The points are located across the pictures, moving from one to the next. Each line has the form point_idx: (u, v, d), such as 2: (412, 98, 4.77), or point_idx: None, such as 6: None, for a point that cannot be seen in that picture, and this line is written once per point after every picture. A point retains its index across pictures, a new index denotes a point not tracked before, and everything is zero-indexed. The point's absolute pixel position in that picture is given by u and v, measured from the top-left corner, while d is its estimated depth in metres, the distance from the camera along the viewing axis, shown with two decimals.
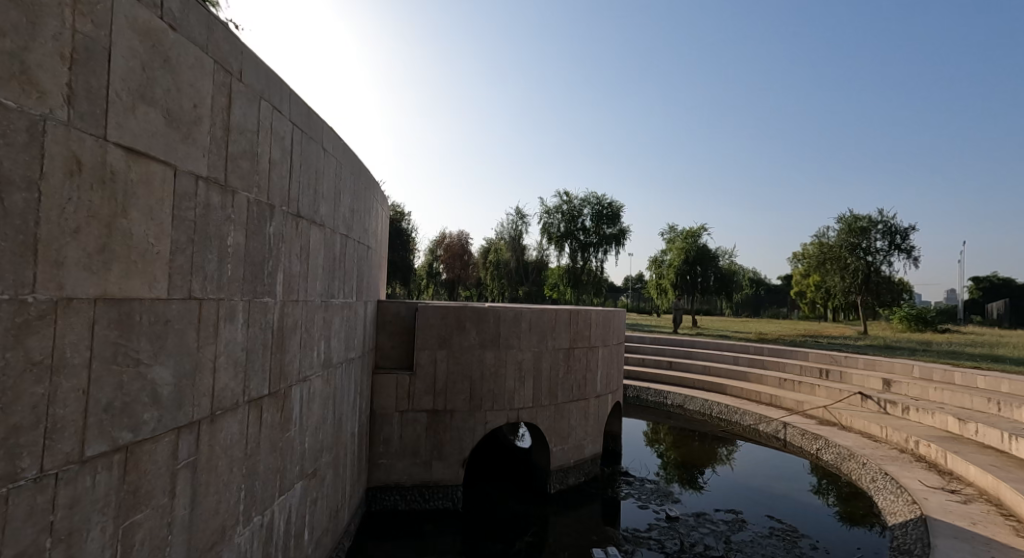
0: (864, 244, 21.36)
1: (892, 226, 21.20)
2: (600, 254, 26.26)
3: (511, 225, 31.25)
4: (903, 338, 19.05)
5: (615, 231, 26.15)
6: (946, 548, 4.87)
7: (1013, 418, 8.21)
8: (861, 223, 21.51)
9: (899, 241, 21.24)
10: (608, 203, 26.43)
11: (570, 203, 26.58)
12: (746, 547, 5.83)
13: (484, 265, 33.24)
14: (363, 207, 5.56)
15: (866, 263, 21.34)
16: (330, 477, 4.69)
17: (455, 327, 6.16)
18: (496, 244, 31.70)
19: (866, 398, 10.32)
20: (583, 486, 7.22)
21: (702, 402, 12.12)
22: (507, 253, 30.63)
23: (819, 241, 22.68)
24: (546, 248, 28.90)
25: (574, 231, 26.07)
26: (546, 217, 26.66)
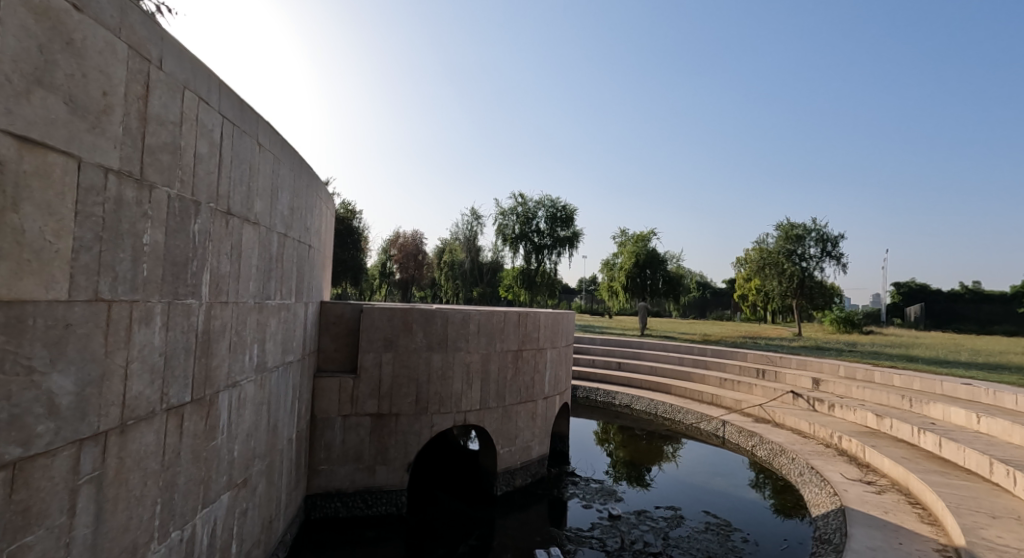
0: (800, 250, 22.65)
1: (825, 234, 22.58)
2: (553, 256, 26.54)
3: (466, 225, 31.10)
4: (834, 339, 20.29)
5: (569, 233, 26.47)
6: (861, 537, 5.20)
7: (924, 414, 8.89)
8: (796, 230, 22.76)
9: (830, 248, 22.65)
10: (563, 205, 26.73)
11: (525, 204, 26.72)
12: (682, 542, 6.02)
13: (439, 265, 32.88)
14: (304, 205, 5.35)
15: (801, 268, 22.61)
16: (263, 485, 4.48)
17: (402, 329, 6.04)
18: (451, 244, 31.47)
19: (796, 396, 10.90)
20: (530, 487, 7.23)
21: (648, 402, 12.45)
22: (462, 254, 30.45)
23: (759, 247, 23.86)
24: (500, 249, 28.96)
25: (529, 233, 26.26)
26: (501, 218, 26.71)
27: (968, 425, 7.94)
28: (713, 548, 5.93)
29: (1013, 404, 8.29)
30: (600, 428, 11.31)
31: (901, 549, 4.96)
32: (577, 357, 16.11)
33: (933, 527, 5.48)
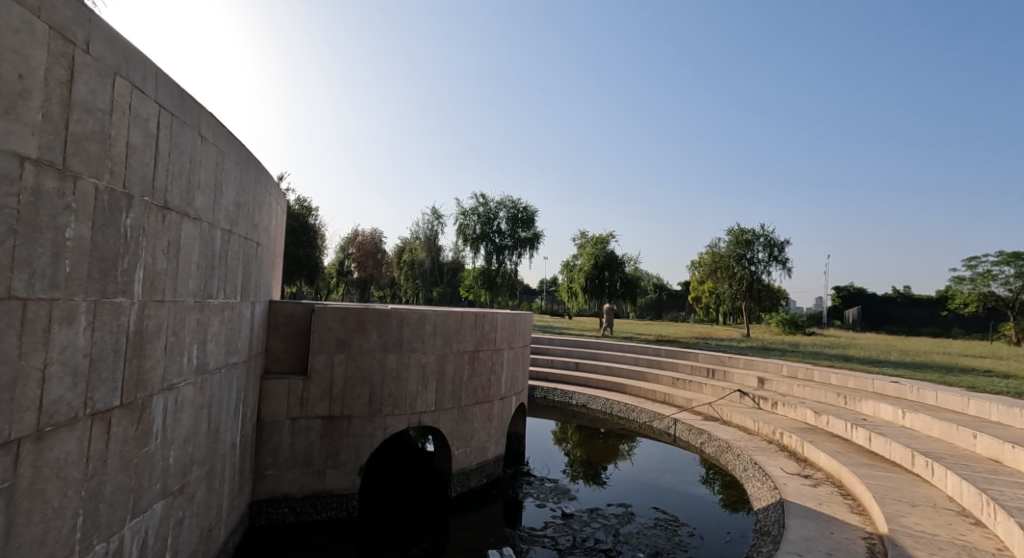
0: (749, 255, 23.57)
1: (772, 240, 23.60)
2: (514, 257, 26.57)
3: (426, 225, 30.77)
4: (779, 340, 21.23)
5: (529, 235, 26.55)
6: (797, 528, 5.45)
7: (857, 411, 9.40)
8: (746, 235, 23.65)
9: (777, 253, 23.67)
10: (523, 206, 26.78)
11: (486, 204, 26.65)
12: (632, 539, 6.14)
13: (398, 265, 32.39)
14: (253, 201, 5.16)
15: (750, 272, 23.55)
16: (202, 492, 4.28)
17: (355, 329, 5.92)
18: (410, 243, 31.05)
19: (743, 394, 11.32)
20: (485, 488, 7.20)
21: (603, 402, 12.65)
22: (422, 253, 30.07)
23: (711, 251, 24.68)
24: (461, 249, 28.76)
25: (489, 233, 26.20)
26: (462, 218, 26.56)
27: (894, 421, 8.46)
28: (661, 543, 6.07)
29: (934, 400, 8.89)
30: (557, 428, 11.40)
31: (832, 538, 5.22)
32: (536, 358, 16.20)
33: (861, 516, 5.81)
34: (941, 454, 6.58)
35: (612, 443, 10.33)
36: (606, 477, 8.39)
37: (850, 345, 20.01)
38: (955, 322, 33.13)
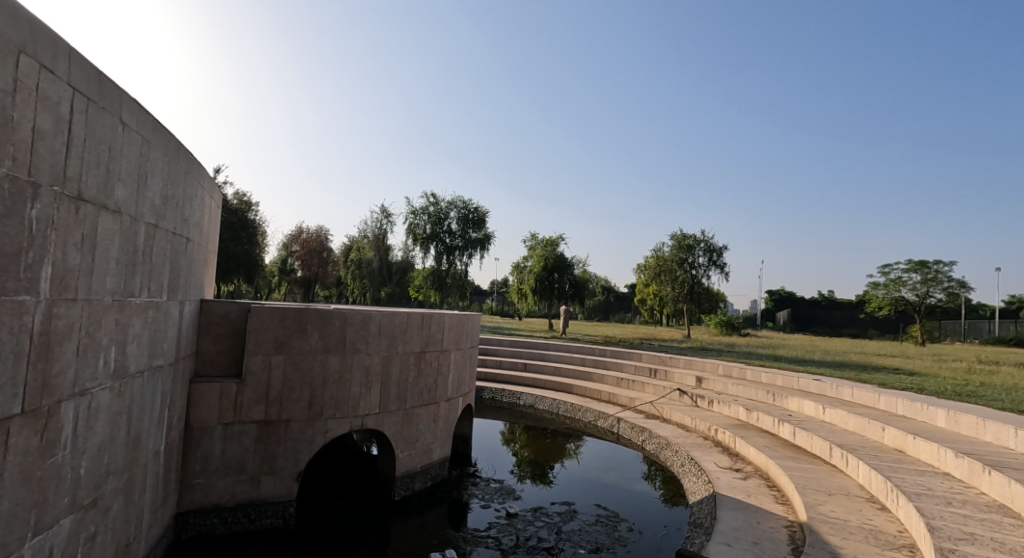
0: (690, 259, 24.50)
1: (711, 245, 24.65)
2: (464, 257, 26.39)
3: (375, 223, 30.09)
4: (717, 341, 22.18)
5: (480, 235, 26.45)
6: (727, 519, 5.71)
7: (784, 407, 9.96)
8: (689, 240, 24.56)
9: (716, 258, 24.72)
10: (474, 207, 26.64)
11: (436, 204, 26.34)
12: (574, 536, 6.23)
13: (345, 264, 31.48)
14: (183, 194, 4.87)
15: (692, 276, 24.46)
16: (119, 505, 4.00)
17: (295, 330, 5.71)
18: (359, 242, 30.29)
19: (682, 393, 11.74)
20: (429, 490, 7.10)
21: (550, 402, 12.76)
22: (370, 253, 29.38)
23: (656, 255, 25.47)
24: (410, 248, 28.30)
25: (440, 233, 25.91)
26: (412, 217, 26.17)
27: (816, 415, 9.02)
28: (601, 538, 6.20)
29: (851, 397, 9.54)
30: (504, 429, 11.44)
31: (759, 527, 5.51)
32: (485, 359, 16.17)
33: (785, 506, 6.16)
34: (855, 446, 7.08)
35: (558, 443, 10.45)
36: (551, 476, 8.48)
37: (782, 346, 21.17)
38: (872, 324, 35.85)
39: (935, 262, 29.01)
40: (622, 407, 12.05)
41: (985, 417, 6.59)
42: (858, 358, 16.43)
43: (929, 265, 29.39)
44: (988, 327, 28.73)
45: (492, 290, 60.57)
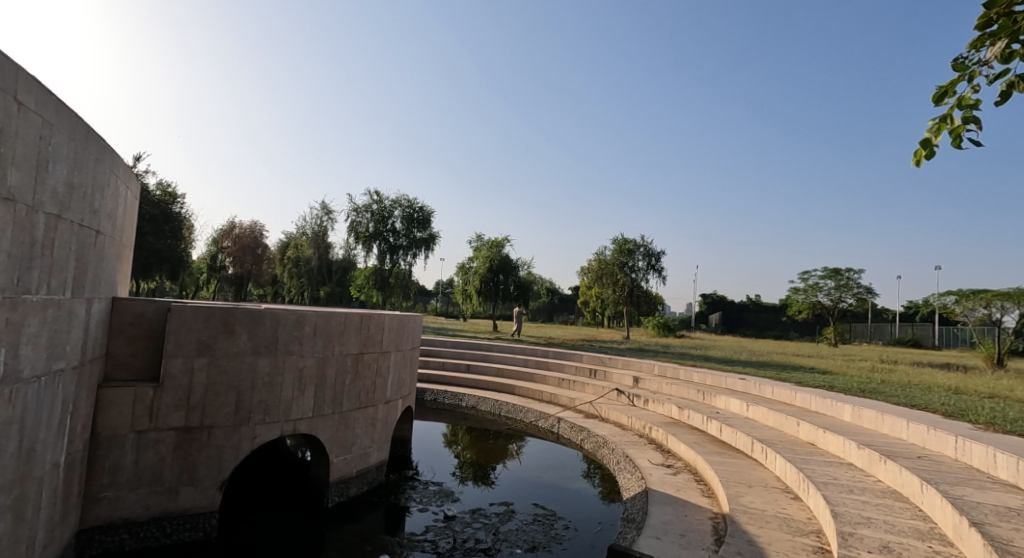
0: (630, 263, 25.21)
1: (651, 250, 25.48)
2: (408, 257, 25.91)
3: (314, 220, 28.99)
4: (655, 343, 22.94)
5: (425, 235, 26.05)
6: (657, 513, 5.89)
7: (713, 405, 10.41)
8: (629, 245, 25.31)
9: (655, 263, 25.58)
10: (419, 206, 26.20)
11: (380, 202, 25.70)
12: (511, 536, 6.23)
13: (281, 261, 30.14)
14: (93, 183, 4.48)
15: (632, 279, 25.16)
16: (7, 525, 3.61)
17: (221, 331, 5.38)
18: (296, 239, 29.11)
19: (619, 393, 12.04)
20: (364, 496, 6.88)
21: (492, 403, 12.72)
22: (308, 250, 28.32)
23: (598, 258, 26.04)
24: (351, 247, 27.48)
25: (383, 232, 25.32)
26: (354, 215, 25.45)
27: (741, 412, 9.49)
28: (538, 537, 6.23)
29: (772, 394, 10.11)
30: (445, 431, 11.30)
31: (686, 520, 5.72)
32: (427, 360, 15.93)
33: (710, 498, 6.44)
34: (774, 440, 7.50)
35: (500, 444, 10.44)
36: (492, 477, 8.45)
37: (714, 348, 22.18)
38: (792, 326, 38.35)
39: (847, 269, 31.41)
40: (562, 407, 12.19)
41: (885, 411, 7.15)
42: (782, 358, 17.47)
43: (842, 272, 31.79)
44: (892, 328, 31.39)
45: (436, 291, 60.06)
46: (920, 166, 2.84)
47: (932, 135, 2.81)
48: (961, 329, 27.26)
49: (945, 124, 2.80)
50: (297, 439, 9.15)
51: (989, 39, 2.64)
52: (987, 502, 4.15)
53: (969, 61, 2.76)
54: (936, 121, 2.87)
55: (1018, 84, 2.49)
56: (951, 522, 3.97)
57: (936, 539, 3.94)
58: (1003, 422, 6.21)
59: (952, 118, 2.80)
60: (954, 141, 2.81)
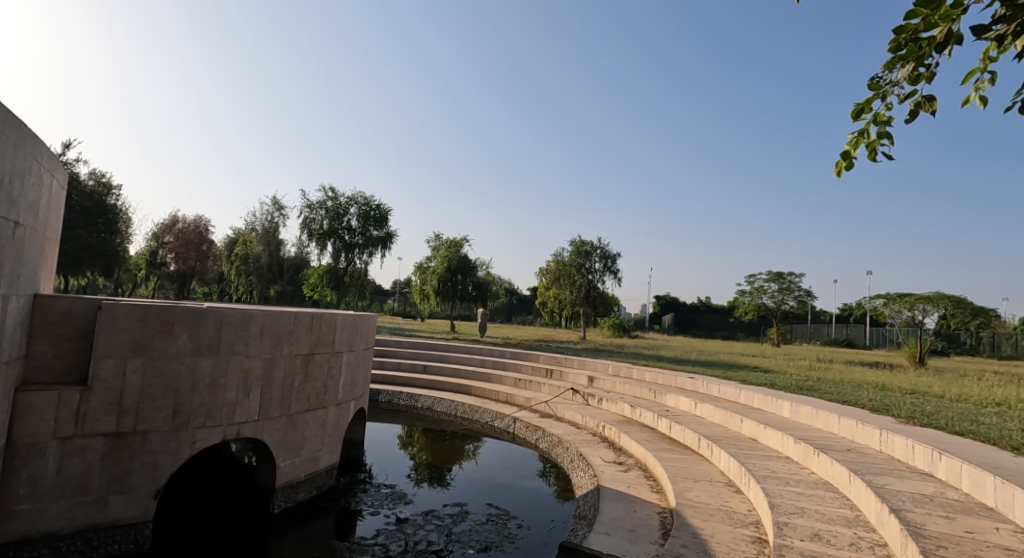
0: (587, 264, 25.61)
1: (607, 252, 25.97)
2: (364, 255, 25.40)
3: (265, 216, 27.98)
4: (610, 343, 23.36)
5: (381, 233, 25.60)
6: (608, 510, 6.02)
7: (664, 403, 10.71)
8: (587, 246, 25.72)
9: (611, 265, 26.08)
10: (376, 204, 25.75)
11: (335, 199, 25.09)
12: (464, 537, 6.22)
13: (228, 258, 28.93)
14: (11, 170, 4.19)
15: (589, 280, 25.57)
16: None
17: (158, 330, 5.13)
18: (245, 235, 28.03)
19: (574, 392, 12.22)
20: (313, 500, 6.71)
21: (448, 404, 12.65)
22: (258, 247, 27.29)
23: (556, 259, 26.35)
24: (304, 244, 26.69)
25: (338, 230, 24.74)
26: (307, 211, 24.76)
27: (690, 410, 9.80)
28: (491, 537, 6.25)
29: (719, 392, 10.49)
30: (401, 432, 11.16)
31: (636, 515, 5.87)
32: (382, 360, 15.66)
33: (659, 494, 6.64)
34: (720, 436, 7.80)
35: (456, 444, 10.40)
36: (448, 478, 8.41)
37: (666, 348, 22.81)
38: (739, 327, 39.95)
39: (789, 273, 33.03)
40: (518, 406, 12.25)
41: (820, 407, 7.57)
42: (731, 357, 18.15)
43: (784, 275, 33.35)
44: (829, 329, 33.18)
45: (393, 290, 59.18)
46: (841, 175, 3.31)
47: (851, 147, 3.26)
48: (890, 329, 29.14)
49: (863, 139, 3.23)
50: (242, 444, 8.81)
51: (898, 61, 3.04)
52: (905, 490, 4.47)
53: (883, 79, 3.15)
54: (856, 134, 3.29)
55: (924, 104, 2.95)
56: (874, 510, 4.25)
57: (861, 526, 4.21)
58: (923, 416, 6.69)
59: (868, 133, 3.22)
60: (869, 153, 3.27)
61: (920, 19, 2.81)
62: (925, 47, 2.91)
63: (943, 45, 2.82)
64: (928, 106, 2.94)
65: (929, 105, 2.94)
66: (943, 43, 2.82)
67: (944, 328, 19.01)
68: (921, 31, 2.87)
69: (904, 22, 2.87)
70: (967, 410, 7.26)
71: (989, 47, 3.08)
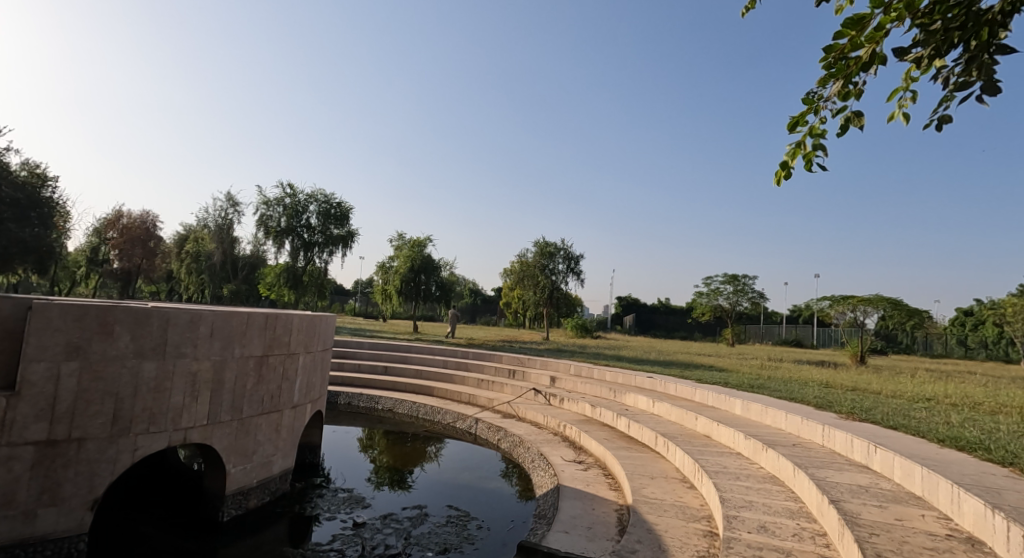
0: (551, 265, 25.80)
1: (570, 253, 26.24)
2: (323, 254, 24.82)
3: (219, 212, 26.96)
4: (573, 343, 23.58)
5: (342, 232, 25.06)
6: (567, 508, 6.10)
7: (623, 402, 10.90)
8: (550, 247, 25.90)
9: (574, 266, 26.35)
10: (337, 202, 25.22)
11: (293, 196, 24.43)
12: (423, 539, 6.17)
13: (178, 256, 27.73)
14: None
15: (552, 281, 25.78)
16: None
17: (96, 331, 4.88)
18: (197, 232, 26.93)
19: (536, 392, 12.30)
20: (266, 506, 6.53)
21: (409, 405, 12.52)
22: (211, 245, 26.29)
23: (520, 260, 26.45)
24: (261, 241, 25.86)
25: (296, 228, 24.10)
26: (264, 208, 24.01)
27: (648, 409, 10.01)
28: (450, 539, 6.22)
29: (676, 391, 10.75)
30: (361, 435, 10.98)
31: (594, 513, 5.96)
32: (342, 362, 15.34)
33: (617, 491, 6.76)
34: (676, 434, 8.00)
35: (417, 446, 10.31)
36: (408, 481, 8.32)
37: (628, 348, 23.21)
38: (697, 328, 41.06)
39: (744, 275, 34.18)
40: (480, 407, 12.22)
41: (769, 404, 7.87)
42: (689, 357, 18.62)
43: (739, 278, 34.55)
44: (780, 329, 34.51)
45: (355, 290, 58.14)
46: (781, 183, 3.61)
47: (790, 158, 3.56)
48: (835, 330, 30.58)
49: (800, 150, 3.54)
50: (190, 450, 8.46)
51: (830, 78, 3.30)
52: (843, 481, 4.70)
53: (817, 95, 3.46)
54: (793, 145, 3.59)
55: (852, 119, 3.35)
56: (815, 502, 4.46)
57: (803, 517, 4.41)
58: (862, 412, 7.05)
59: (805, 144, 3.53)
60: (805, 163, 3.59)
61: (847, 39, 3.09)
62: (852, 66, 3.15)
63: (868, 65, 3.08)
64: (856, 121, 3.34)
65: (857, 119, 3.31)
66: (869, 62, 3.07)
67: (885, 329, 20.07)
68: (848, 51, 3.14)
69: (834, 42, 3.16)
70: (901, 406, 7.70)
71: (911, 68, 3.40)
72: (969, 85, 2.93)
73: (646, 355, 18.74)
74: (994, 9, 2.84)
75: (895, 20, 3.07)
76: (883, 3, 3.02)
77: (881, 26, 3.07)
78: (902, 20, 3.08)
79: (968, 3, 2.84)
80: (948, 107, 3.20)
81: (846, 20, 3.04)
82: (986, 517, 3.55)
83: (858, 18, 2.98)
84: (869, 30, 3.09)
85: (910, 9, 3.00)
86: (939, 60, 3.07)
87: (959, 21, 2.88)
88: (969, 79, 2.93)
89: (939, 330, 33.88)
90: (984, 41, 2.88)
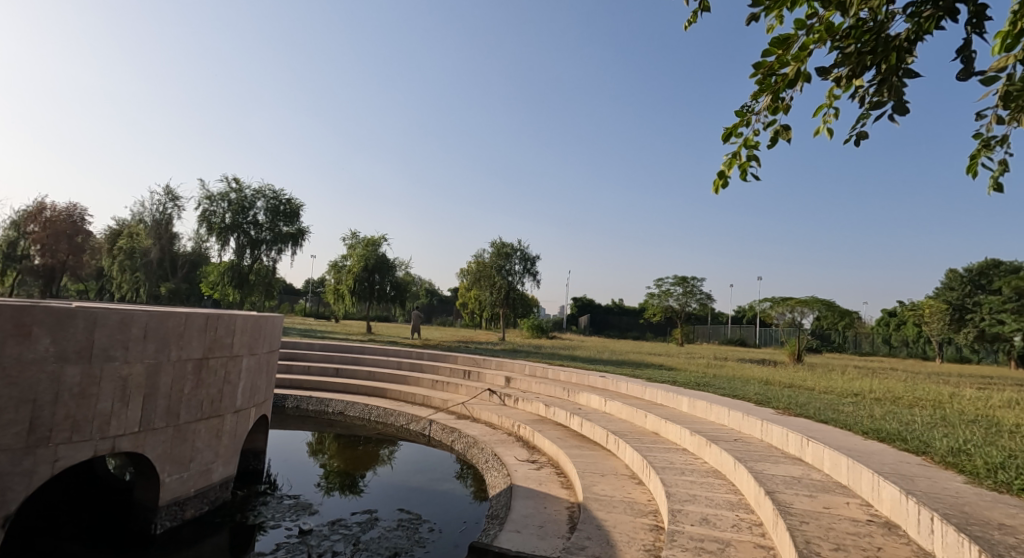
0: (507, 266, 25.86)
1: (527, 254, 26.39)
2: (271, 252, 23.95)
3: (156, 206, 25.61)
4: (529, 343, 23.71)
5: (292, 230, 24.26)
6: (519, 508, 6.13)
7: (576, 402, 11.05)
8: (507, 248, 25.95)
9: (530, 267, 26.53)
10: (286, 198, 24.41)
11: (239, 191, 23.48)
12: (372, 545, 6.06)
13: (110, 252, 26.12)
14: None
15: (508, 282, 25.85)
16: None
17: (12, 333, 4.54)
18: (132, 227, 25.46)
19: (491, 393, 12.31)
20: (204, 517, 6.25)
21: (360, 407, 12.27)
22: (147, 240, 24.94)
23: (476, 260, 26.40)
24: (204, 238, 24.71)
25: (242, 224, 23.15)
26: (206, 202, 22.93)
27: (600, 407, 10.19)
28: (401, 543, 6.14)
29: (627, 390, 10.99)
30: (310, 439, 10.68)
31: (545, 512, 6.02)
32: (291, 364, 14.86)
33: (568, 489, 6.85)
34: (626, 431, 8.19)
35: (368, 449, 10.12)
36: (359, 485, 8.16)
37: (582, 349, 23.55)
38: (648, 328, 42.12)
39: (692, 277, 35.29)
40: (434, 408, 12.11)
41: (714, 401, 8.17)
42: (641, 356, 19.07)
43: (688, 279, 35.62)
44: (726, 328, 35.90)
45: (306, 289, 56.49)
46: (718, 192, 3.78)
47: (727, 167, 3.72)
48: (776, 331, 32.03)
49: (736, 160, 3.70)
50: (120, 460, 7.99)
51: (761, 93, 3.47)
52: (778, 473, 4.94)
53: (750, 107, 3.62)
54: (730, 155, 3.75)
55: (781, 132, 3.53)
56: (753, 494, 4.66)
57: (742, 509, 4.60)
58: (797, 407, 7.42)
59: (740, 155, 3.70)
60: (740, 172, 3.76)
61: (774, 58, 3.26)
62: (779, 83, 3.33)
63: (794, 82, 3.25)
64: (785, 133, 3.53)
65: (785, 133, 3.50)
66: (794, 80, 3.25)
67: (821, 329, 21.17)
68: (776, 68, 3.30)
69: (762, 60, 3.32)
70: (833, 401, 8.15)
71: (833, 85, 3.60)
72: (882, 104, 3.13)
73: (600, 355, 19.07)
74: (901, 36, 3.05)
75: (817, 41, 3.25)
76: (805, 25, 3.20)
77: (804, 46, 3.24)
78: (823, 42, 3.25)
79: (877, 31, 3.04)
80: (865, 124, 3.42)
81: (773, 40, 3.20)
82: (900, 502, 3.81)
83: (784, 39, 3.14)
84: (794, 50, 3.26)
85: (830, 32, 3.19)
86: (856, 79, 3.27)
87: (871, 45, 3.08)
88: (881, 99, 3.12)
89: (869, 329, 36.14)
90: (892, 65, 3.07)
